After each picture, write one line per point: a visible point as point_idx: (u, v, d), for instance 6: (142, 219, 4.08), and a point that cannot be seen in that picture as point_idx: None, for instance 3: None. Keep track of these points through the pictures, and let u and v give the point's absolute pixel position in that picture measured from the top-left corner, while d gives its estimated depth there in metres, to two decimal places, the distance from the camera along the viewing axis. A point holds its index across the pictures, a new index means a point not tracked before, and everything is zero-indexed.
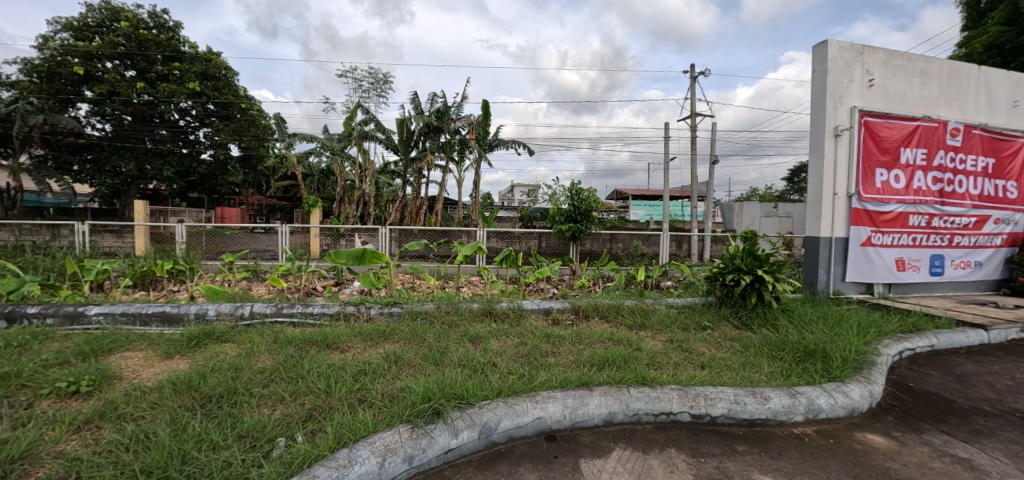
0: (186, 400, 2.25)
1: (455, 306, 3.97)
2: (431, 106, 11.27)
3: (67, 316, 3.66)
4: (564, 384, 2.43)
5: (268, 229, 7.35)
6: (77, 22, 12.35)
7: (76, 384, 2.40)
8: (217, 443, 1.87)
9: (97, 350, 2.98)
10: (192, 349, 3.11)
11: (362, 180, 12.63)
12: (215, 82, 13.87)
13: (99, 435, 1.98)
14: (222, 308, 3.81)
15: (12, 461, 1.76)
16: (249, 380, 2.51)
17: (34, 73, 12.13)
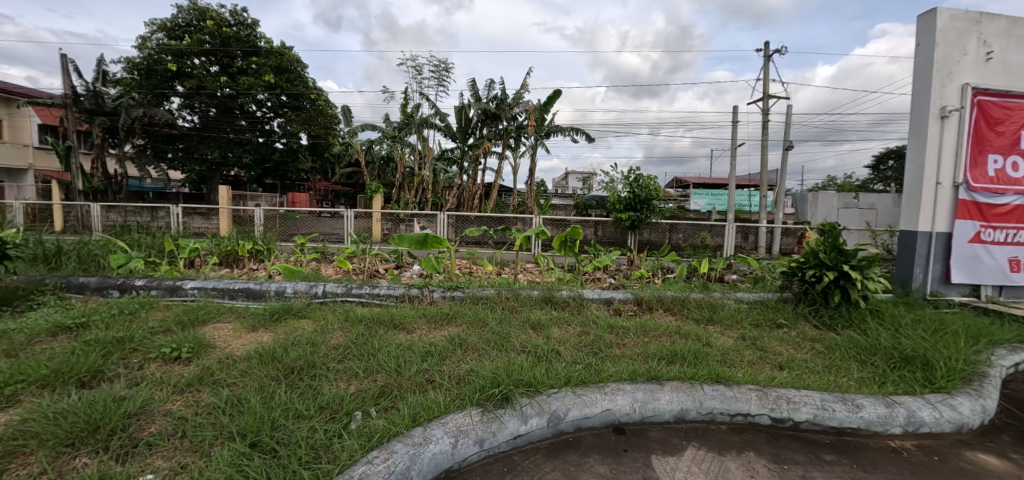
0: (272, 371, 2.42)
1: (516, 292, 3.98)
2: (489, 93, 11.27)
3: (168, 289, 4.05)
4: (633, 376, 2.35)
5: (335, 213, 7.74)
6: (170, 22, 13.51)
7: (178, 351, 2.64)
8: (302, 413, 1.99)
9: (194, 320, 3.28)
10: (275, 323, 3.35)
11: (421, 167, 12.95)
12: (288, 74, 14.76)
13: (199, 397, 2.17)
14: (299, 286, 4.05)
15: (130, 416, 1.95)
16: (327, 355, 2.66)
17: (135, 70, 13.45)
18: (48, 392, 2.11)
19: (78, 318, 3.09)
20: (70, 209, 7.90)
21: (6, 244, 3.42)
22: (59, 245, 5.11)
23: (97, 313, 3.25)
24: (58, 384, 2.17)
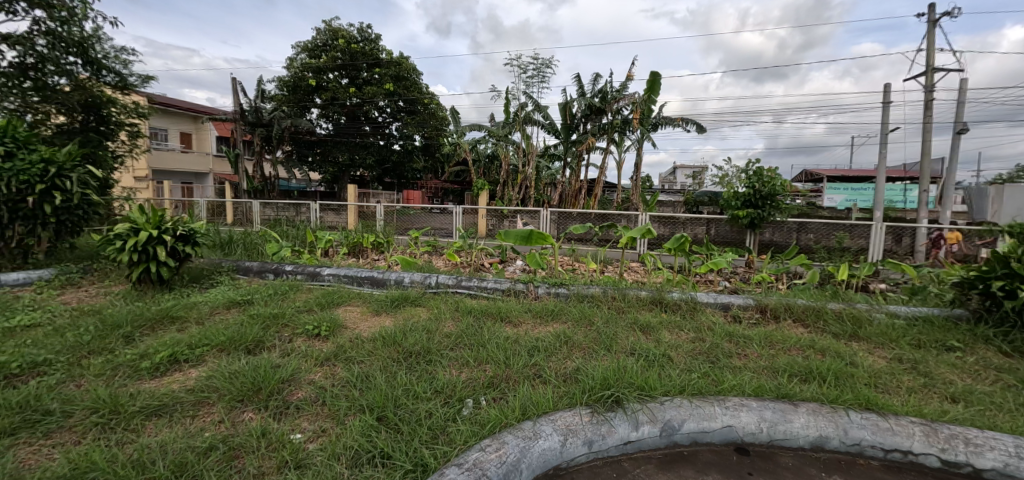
0: (393, 353, 2.64)
1: (623, 292, 3.85)
2: (593, 87, 11.04)
3: (310, 274, 4.67)
4: (758, 392, 2.13)
5: (445, 209, 8.23)
6: (311, 43, 15.50)
7: (318, 329, 3.02)
8: (420, 394, 2.15)
9: (330, 302, 3.74)
10: (395, 309, 3.67)
11: (524, 164, 13.18)
12: (405, 82, 16.08)
13: (335, 371, 2.45)
14: (415, 277, 4.39)
15: (285, 381, 2.25)
16: (441, 342, 2.83)
17: (285, 87, 15.71)
18: (225, 355, 2.53)
19: (245, 295, 3.70)
20: (237, 205, 9.50)
21: (196, 233, 4.22)
22: (231, 235, 6.18)
23: (258, 292, 3.86)
24: (231, 349, 2.61)
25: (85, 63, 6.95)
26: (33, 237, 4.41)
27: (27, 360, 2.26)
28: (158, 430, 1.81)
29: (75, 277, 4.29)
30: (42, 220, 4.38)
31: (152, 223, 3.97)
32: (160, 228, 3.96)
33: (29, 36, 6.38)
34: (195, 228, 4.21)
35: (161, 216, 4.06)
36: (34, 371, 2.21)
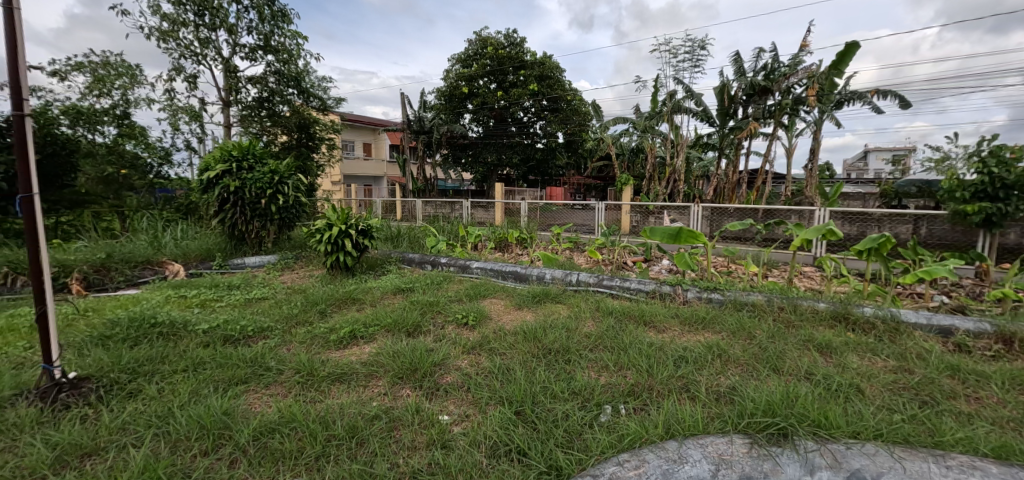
0: (533, 349, 2.67)
1: (794, 303, 3.27)
2: (757, 65, 9.68)
3: (461, 267, 5.05)
4: (1001, 454, 1.59)
5: (586, 205, 8.12)
6: (464, 54, 16.76)
7: (467, 318, 3.23)
8: (558, 394, 2.13)
9: (478, 293, 3.99)
10: (536, 304, 3.74)
11: (672, 156, 12.28)
12: (548, 81, 16.41)
13: (480, 360, 2.56)
14: (556, 273, 4.41)
15: (436, 364, 2.42)
16: (580, 342, 2.78)
17: (442, 96, 17.36)
18: (390, 336, 2.87)
19: (408, 284, 4.18)
20: (404, 204, 10.86)
21: (373, 229, 4.92)
22: (398, 230, 7.08)
23: (419, 281, 4.33)
24: (395, 331, 2.94)
25: (299, 92, 8.68)
26: (265, 230, 5.67)
27: (256, 326, 2.87)
28: (339, 395, 2.10)
29: (290, 263, 5.39)
30: (271, 217, 5.60)
31: (341, 220, 4.76)
32: (347, 225, 4.74)
33: (264, 76, 8.23)
34: (371, 224, 4.92)
35: (347, 215, 4.84)
36: (260, 335, 2.80)
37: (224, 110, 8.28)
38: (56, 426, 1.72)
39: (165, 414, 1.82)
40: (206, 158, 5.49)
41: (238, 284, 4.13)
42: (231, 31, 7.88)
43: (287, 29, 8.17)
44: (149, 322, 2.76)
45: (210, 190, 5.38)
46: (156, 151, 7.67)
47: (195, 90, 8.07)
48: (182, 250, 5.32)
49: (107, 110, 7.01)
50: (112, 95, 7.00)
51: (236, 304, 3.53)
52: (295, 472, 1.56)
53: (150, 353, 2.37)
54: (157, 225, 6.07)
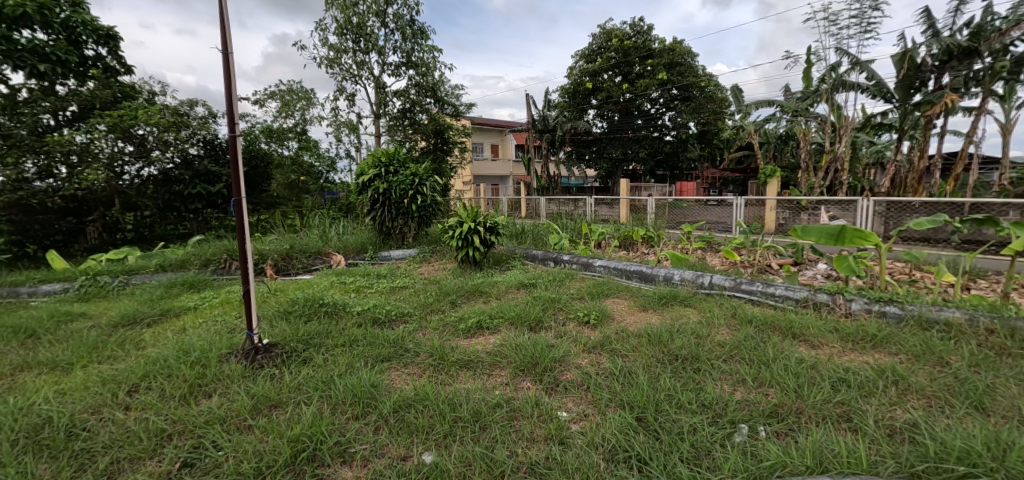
0: (658, 353, 2.52)
1: (1013, 325, 2.53)
2: (957, 21, 7.67)
3: (584, 265, 5.00)
4: None
5: (722, 201, 7.36)
6: (587, 49, 16.56)
7: (588, 316, 3.16)
8: (685, 404, 1.98)
9: (600, 292, 3.90)
10: (663, 307, 3.51)
11: (832, 142, 10.48)
12: (679, 68, 15.42)
13: (601, 359, 2.49)
14: (685, 274, 4.08)
15: (556, 360, 2.42)
16: (712, 351, 2.55)
17: (565, 94, 17.35)
18: (513, 328, 2.97)
19: (531, 279, 4.28)
20: (528, 201, 11.15)
21: (499, 226, 5.17)
22: (523, 227, 7.30)
23: (542, 277, 4.40)
24: (518, 324, 3.04)
25: (435, 101, 9.51)
26: (407, 226, 6.34)
27: (398, 311, 3.23)
28: (466, 380, 2.24)
29: (427, 256, 5.94)
30: (411, 215, 6.24)
31: (470, 218, 5.09)
32: (476, 222, 5.05)
33: (407, 89, 9.20)
34: (498, 221, 5.17)
35: (475, 213, 5.16)
36: (401, 320, 3.15)
37: (375, 121, 9.48)
38: (254, 381, 2.14)
39: (328, 381, 2.14)
40: (361, 164, 6.34)
41: (385, 274, 4.69)
42: (381, 52, 8.97)
43: (425, 45, 9.00)
44: (319, 302, 3.30)
45: (365, 192, 6.22)
46: (325, 160, 9.01)
47: (354, 106, 9.39)
48: (343, 243, 6.23)
49: (292, 128, 8.55)
50: (295, 116, 8.53)
51: (382, 291, 4.02)
52: (426, 446, 1.71)
53: (318, 329, 2.82)
54: (325, 222, 7.21)
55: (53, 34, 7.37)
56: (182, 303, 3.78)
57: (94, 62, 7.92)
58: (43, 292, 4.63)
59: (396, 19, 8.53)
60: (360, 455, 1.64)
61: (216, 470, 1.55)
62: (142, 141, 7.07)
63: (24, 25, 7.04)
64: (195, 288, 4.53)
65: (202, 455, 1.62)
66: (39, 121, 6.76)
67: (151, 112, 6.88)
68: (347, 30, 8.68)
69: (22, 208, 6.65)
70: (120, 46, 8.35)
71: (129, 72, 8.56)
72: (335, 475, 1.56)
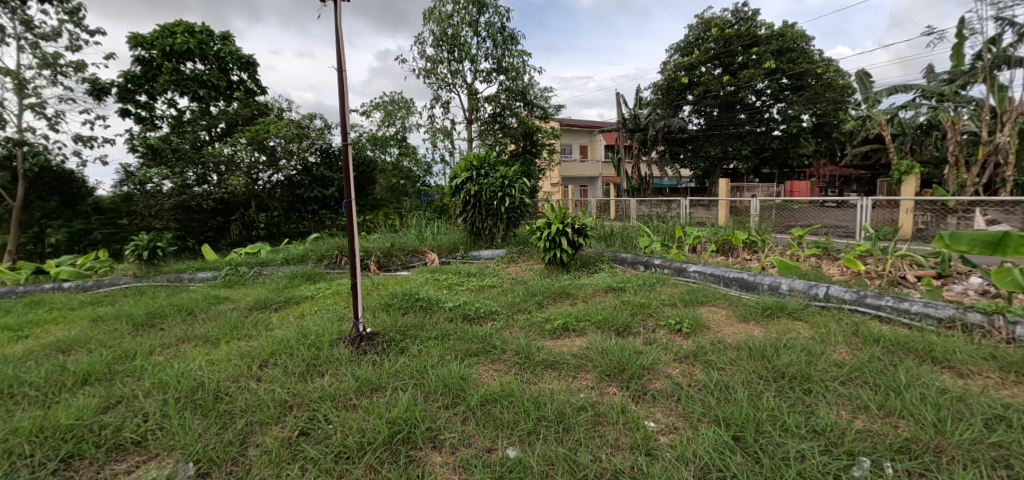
0: (760, 368, 2.31)
1: None
2: None
3: (677, 270, 4.74)
4: None
5: (842, 202, 6.49)
6: (683, 42, 15.66)
7: (680, 324, 2.98)
8: (791, 427, 1.79)
9: (695, 299, 3.66)
10: (767, 319, 3.20)
11: (994, 131, 8.73)
12: (790, 54, 14.06)
13: (694, 371, 2.34)
14: (795, 284, 3.67)
15: (644, 367, 2.33)
16: (827, 371, 2.27)
17: (658, 91, 16.57)
18: (600, 332, 2.92)
19: (619, 283, 4.17)
20: (618, 203, 10.85)
21: (587, 227, 5.11)
22: (611, 229, 7.14)
23: (631, 281, 4.25)
24: (605, 328, 2.97)
25: (524, 105, 9.67)
26: (496, 227, 6.52)
27: (487, 309, 3.35)
28: (550, 381, 2.25)
29: (514, 256, 6.06)
30: (500, 216, 6.42)
31: (558, 219, 5.10)
32: (564, 224, 5.05)
33: (498, 94, 9.48)
34: (586, 223, 5.11)
35: (563, 215, 5.16)
36: (489, 317, 3.26)
37: (468, 127, 9.90)
38: (358, 365, 2.35)
39: (421, 370, 2.29)
40: (455, 168, 6.66)
41: (475, 272, 4.88)
42: (473, 60, 9.36)
43: (515, 50, 9.20)
44: (415, 297, 3.54)
45: (457, 194, 6.54)
46: (422, 164, 9.58)
47: (448, 113, 9.91)
48: (437, 242, 6.60)
49: (393, 136, 9.26)
50: (396, 124, 9.23)
51: (472, 289, 4.19)
52: (510, 441, 1.74)
53: (414, 321, 3.03)
54: (422, 222, 7.71)
55: (209, 64, 8.83)
56: (302, 292, 4.29)
57: (238, 85, 9.34)
58: (200, 278, 5.56)
59: (488, 27, 8.84)
60: (448, 443, 1.73)
61: (326, 441, 1.74)
62: (273, 152, 8.16)
63: (189, 59, 8.53)
64: (312, 280, 5.12)
65: (315, 426, 1.83)
66: (199, 137, 8.13)
67: (280, 126, 7.93)
68: (443, 41, 9.19)
69: (186, 209, 8.04)
70: (257, 70, 9.74)
71: (263, 92, 9.92)
72: (425, 458, 1.66)
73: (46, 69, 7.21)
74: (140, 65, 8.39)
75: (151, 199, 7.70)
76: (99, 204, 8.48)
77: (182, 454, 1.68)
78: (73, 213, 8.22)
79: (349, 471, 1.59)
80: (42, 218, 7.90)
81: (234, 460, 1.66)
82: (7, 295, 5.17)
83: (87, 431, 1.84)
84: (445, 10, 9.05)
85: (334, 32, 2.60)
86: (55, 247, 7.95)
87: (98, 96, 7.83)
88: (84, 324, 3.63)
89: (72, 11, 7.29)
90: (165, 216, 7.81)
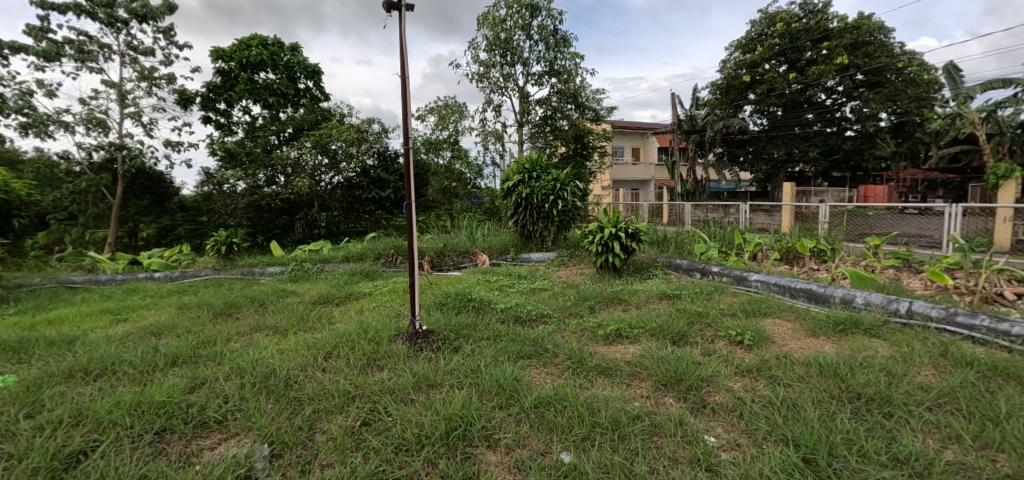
0: (832, 387, 2.15)
1: None
2: None
3: (737, 278, 4.50)
4: None
5: (925, 210, 5.86)
6: (745, 39, 14.91)
7: (742, 336, 2.83)
8: (870, 453, 1.65)
9: (757, 310, 3.47)
10: (840, 335, 2.97)
11: None
12: (866, 48, 12.96)
13: (758, 386, 2.22)
14: (873, 298, 3.38)
15: (703, 379, 2.24)
16: (910, 394, 2.07)
17: (717, 90, 15.87)
18: (655, 340, 2.83)
19: (675, 290, 4.03)
20: (672, 207, 10.49)
21: (640, 232, 4.99)
22: (665, 234, 6.93)
23: (687, 289, 4.09)
24: (660, 336, 2.89)
25: (576, 107, 9.60)
26: (547, 230, 6.52)
27: (539, 312, 3.36)
28: (604, 387, 2.21)
29: (565, 260, 6.02)
30: (551, 219, 6.41)
31: (611, 223, 5.02)
32: (617, 228, 4.96)
33: (549, 97, 9.46)
34: (639, 227, 4.99)
35: (617, 218, 5.07)
36: (540, 320, 3.26)
37: (519, 130, 9.97)
38: (415, 361, 2.44)
39: (475, 370, 2.33)
40: (507, 171, 6.74)
41: (526, 275, 4.90)
42: (525, 63, 9.42)
43: (567, 52, 9.16)
44: (468, 298, 3.61)
45: (509, 196, 6.60)
46: (474, 167, 9.77)
47: (499, 117, 10.04)
48: (488, 244, 6.70)
49: (446, 139, 9.50)
50: (449, 128, 9.47)
51: (523, 291, 4.21)
52: (565, 446, 1.74)
53: (467, 321, 3.09)
54: (473, 224, 7.85)
55: (280, 73, 9.50)
56: (361, 289, 4.50)
57: (304, 93, 9.96)
58: (269, 273, 5.97)
59: (541, 30, 8.87)
60: (503, 443, 1.75)
61: (386, 433, 1.81)
62: (334, 155, 8.63)
63: (262, 69, 9.21)
64: (370, 277, 5.35)
65: (376, 417, 1.91)
66: (269, 141, 8.76)
67: (341, 130, 8.38)
68: (496, 46, 9.32)
69: (257, 208, 8.67)
70: (321, 78, 10.35)
71: (326, 98, 10.52)
72: (481, 456, 1.69)
73: (143, 82, 8.05)
74: (220, 76, 9.17)
75: (227, 198, 8.37)
76: (182, 202, 9.33)
77: (258, 435, 1.82)
78: (161, 211, 9.09)
79: (408, 463, 1.64)
80: (136, 215, 8.80)
81: (304, 444, 1.76)
82: (108, 282, 5.81)
83: (178, 408, 2.03)
84: (498, 15, 9.18)
85: (398, 39, 2.70)
86: (147, 240, 8.83)
87: (185, 105, 8.63)
88: (171, 311, 4.01)
89: (165, 29, 8.10)
90: (239, 214, 8.46)
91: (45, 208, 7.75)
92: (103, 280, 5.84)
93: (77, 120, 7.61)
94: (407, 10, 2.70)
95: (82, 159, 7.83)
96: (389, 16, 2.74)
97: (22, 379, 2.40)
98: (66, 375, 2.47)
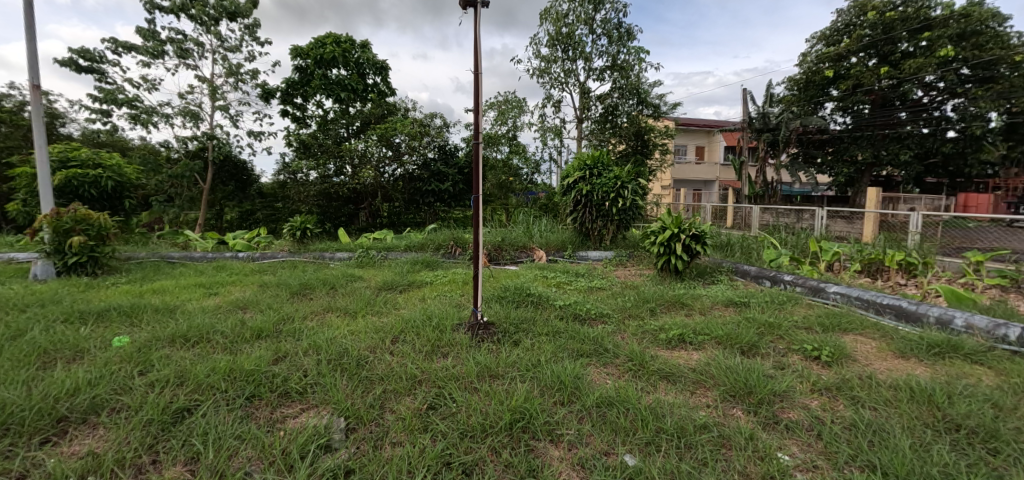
0: (924, 415, 1.97)
1: None
2: None
3: (812, 289, 4.20)
4: None
5: None
6: (829, 30, 13.72)
7: (819, 351, 2.64)
8: None
9: (836, 325, 3.21)
10: (934, 358, 2.70)
11: None
12: (975, 39, 11.55)
13: (838, 406, 2.07)
14: (975, 321, 3.01)
15: (776, 393, 2.12)
16: (1021, 431, 1.84)
17: (795, 86, 14.74)
18: (721, 349, 2.71)
19: (743, 297, 3.83)
20: (737, 210, 9.92)
21: (706, 235, 4.76)
22: (730, 238, 6.59)
23: (756, 297, 3.87)
24: (726, 345, 2.76)
25: (638, 103, 9.34)
26: (606, 229, 6.40)
27: (599, 311, 3.32)
28: (668, 393, 2.15)
29: (624, 260, 5.90)
30: (612, 218, 6.29)
31: (674, 224, 4.83)
32: (680, 229, 4.78)
33: (610, 93, 9.25)
34: (705, 229, 4.75)
35: (681, 219, 4.88)
36: (599, 320, 3.22)
37: (579, 125, 9.82)
38: (478, 351, 2.51)
39: (536, 364, 2.36)
40: (567, 167, 6.70)
41: (584, 273, 4.87)
42: (587, 58, 9.27)
43: (631, 46, 8.89)
44: (526, 293, 3.65)
45: (568, 193, 6.56)
46: (531, 162, 9.79)
47: (559, 112, 9.97)
48: (546, 240, 6.72)
49: (504, 134, 9.58)
50: (508, 123, 9.52)
51: (582, 289, 4.18)
52: (628, 448, 1.72)
53: (526, 315, 3.13)
54: (529, 219, 7.89)
55: (351, 70, 10.01)
56: (422, 278, 4.66)
57: (372, 88, 10.45)
58: (337, 258, 6.34)
59: (604, 23, 8.70)
60: (566, 439, 1.76)
61: (452, 417, 1.89)
62: (398, 148, 9.02)
63: (334, 66, 9.77)
64: (430, 267, 5.54)
65: (441, 402, 1.99)
66: (339, 134, 9.24)
67: (405, 124, 8.75)
68: (558, 41, 9.25)
69: (326, 196, 9.23)
70: (389, 74, 10.81)
71: (392, 92, 10.94)
72: (543, 450, 1.72)
73: (230, 77, 8.79)
74: (298, 72, 9.80)
75: (301, 186, 9.02)
76: (261, 189, 10.13)
77: (335, 409, 1.96)
78: (243, 196, 9.92)
79: (474, 449, 1.70)
80: (222, 199, 9.67)
81: (375, 421, 1.88)
82: (201, 259, 6.44)
83: (265, 378, 2.22)
84: (561, 9, 9.08)
85: (472, 35, 2.75)
86: (231, 222, 9.73)
87: (266, 99, 9.34)
88: (254, 288, 4.38)
89: (251, 28, 8.80)
90: (311, 202, 9.07)
91: (149, 191, 8.62)
92: (196, 257, 6.48)
93: (175, 113, 8.46)
94: (482, 7, 2.74)
95: (179, 148, 8.63)
96: (465, 13, 2.80)
97: (134, 341, 2.72)
98: (169, 339, 2.77)
